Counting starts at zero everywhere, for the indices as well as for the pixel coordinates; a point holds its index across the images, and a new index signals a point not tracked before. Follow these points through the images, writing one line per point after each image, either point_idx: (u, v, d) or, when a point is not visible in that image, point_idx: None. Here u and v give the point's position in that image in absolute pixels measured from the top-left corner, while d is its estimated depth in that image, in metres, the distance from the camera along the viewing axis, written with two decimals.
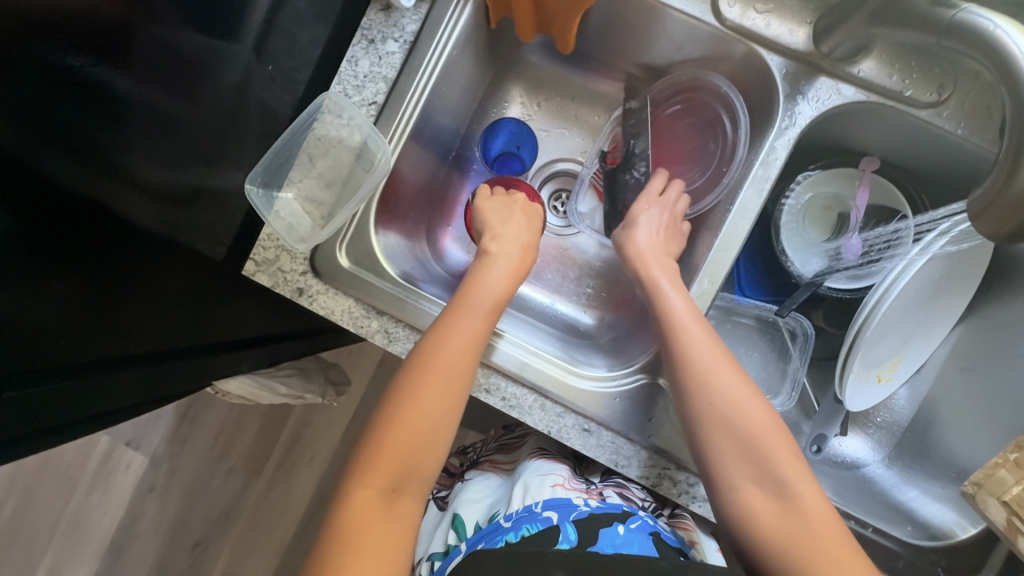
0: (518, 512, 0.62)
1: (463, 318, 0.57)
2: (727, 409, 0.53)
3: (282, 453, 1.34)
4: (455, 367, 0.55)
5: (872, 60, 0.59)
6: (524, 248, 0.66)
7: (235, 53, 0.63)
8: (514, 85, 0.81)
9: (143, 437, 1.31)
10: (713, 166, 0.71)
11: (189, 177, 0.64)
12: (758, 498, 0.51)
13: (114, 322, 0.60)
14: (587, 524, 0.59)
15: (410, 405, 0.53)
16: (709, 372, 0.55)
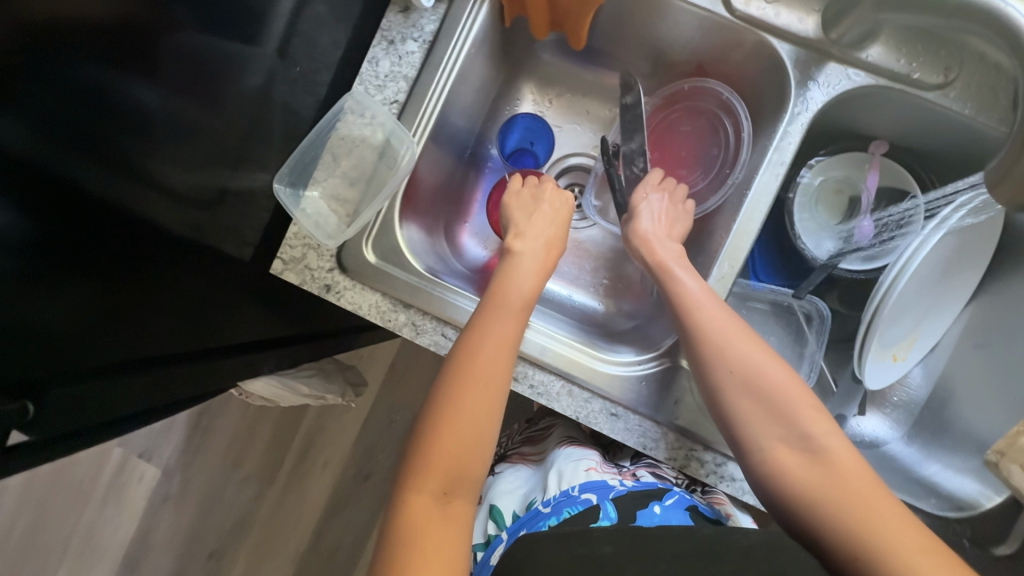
0: (557, 497, 0.65)
1: (499, 319, 0.58)
2: (745, 371, 0.54)
3: (297, 457, 1.34)
4: (493, 365, 0.55)
5: (879, 44, 0.61)
6: (550, 245, 0.66)
7: (258, 56, 0.64)
8: (526, 82, 0.83)
9: (155, 448, 1.34)
10: (715, 169, 0.72)
11: (214, 179, 0.65)
12: (787, 455, 0.51)
13: (145, 323, 0.62)
14: (625, 503, 0.62)
15: (454, 411, 0.53)
16: (726, 342, 0.55)
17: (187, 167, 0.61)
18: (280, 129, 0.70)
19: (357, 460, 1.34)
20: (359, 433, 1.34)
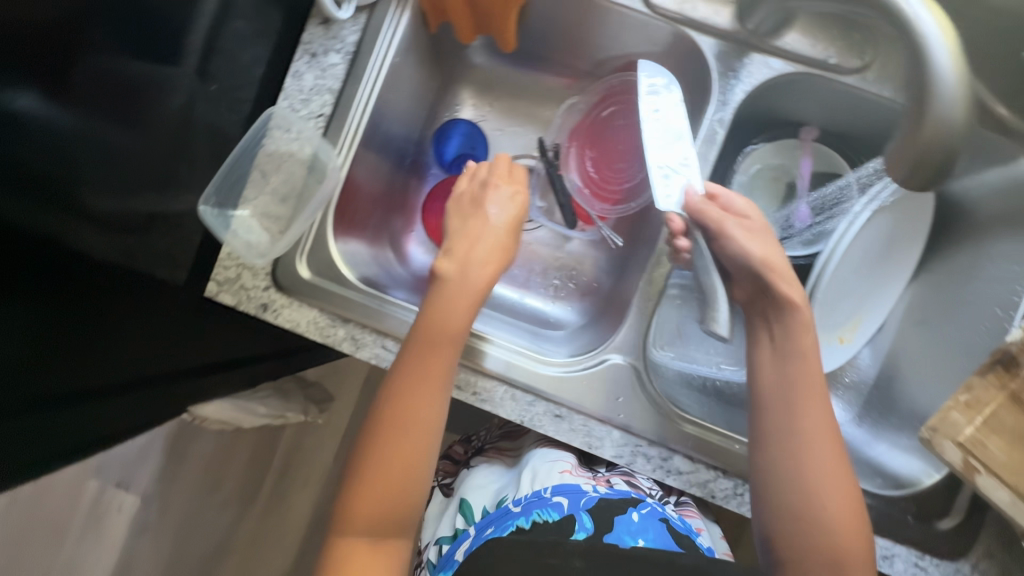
0: (528, 498, 0.67)
1: (434, 347, 0.57)
2: (796, 460, 0.55)
3: (276, 476, 1.33)
4: (425, 409, 0.56)
5: (795, 32, 0.62)
6: (493, 251, 0.61)
7: (179, 76, 0.62)
8: (463, 88, 0.83)
9: None
10: (650, 161, 0.73)
11: (141, 204, 0.63)
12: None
13: (92, 350, 0.61)
14: (599, 511, 0.66)
15: (387, 433, 0.56)
16: (802, 429, 0.55)
17: (113, 195, 0.59)
18: (207, 150, 0.69)
19: None
20: (337, 447, 1.33)
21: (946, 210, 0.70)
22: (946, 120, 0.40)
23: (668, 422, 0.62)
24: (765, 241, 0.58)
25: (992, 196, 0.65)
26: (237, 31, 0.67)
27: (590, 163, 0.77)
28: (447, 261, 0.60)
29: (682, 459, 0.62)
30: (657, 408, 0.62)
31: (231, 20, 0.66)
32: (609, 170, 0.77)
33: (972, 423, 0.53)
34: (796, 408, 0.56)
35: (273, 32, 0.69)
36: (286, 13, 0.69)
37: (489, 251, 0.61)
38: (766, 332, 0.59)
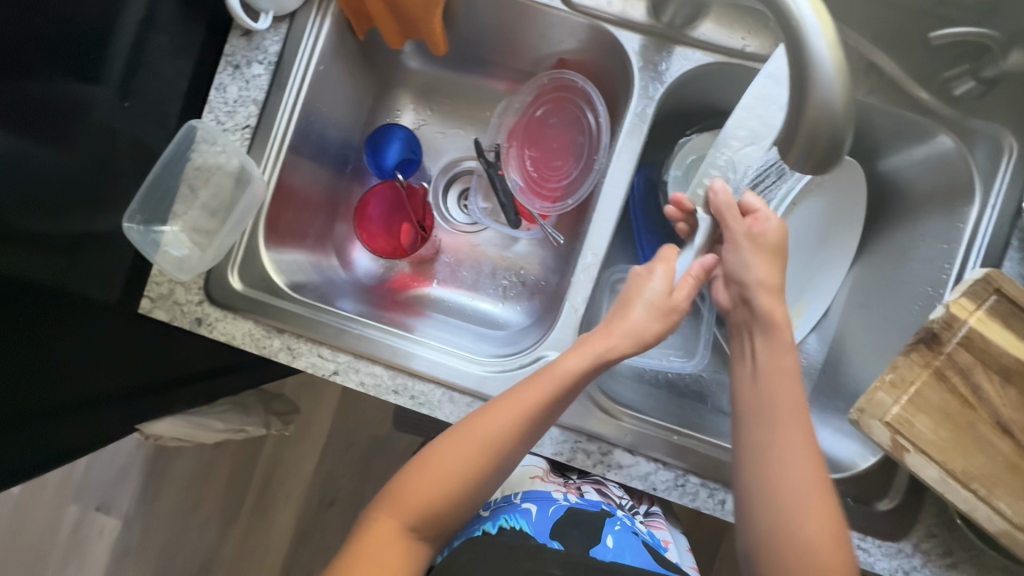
0: (497, 503, 0.68)
1: (493, 416, 0.55)
2: (801, 500, 0.52)
3: (257, 492, 1.31)
4: (461, 468, 0.55)
5: (709, 22, 0.63)
6: (639, 343, 0.56)
7: (100, 95, 0.60)
8: (402, 94, 0.83)
9: (113, 500, 1.31)
10: (585, 158, 0.72)
11: (72, 224, 0.60)
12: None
13: (40, 373, 0.59)
14: (566, 519, 0.66)
15: (421, 478, 0.56)
16: (780, 450, 0.54)
17: (44, 214, 0.57)
18: (136, 169, 0.67)
19: (318, 489, 1.30)
20: (318, 460, 1.30)
21: (882, 188, 0.70)
22: (825, 104, 0.39)
23: (605, 416, 0.62)
24: (773, 250, 0.58)
25: (922, 170, 0.64)
26: (161, 46, 0.64)
27: (530, 162, 0.75)
28: (613, 349, 0.56)
29: (622, 453, 0.62)
30: (591, 402, 0.63)
31: (156, 34, 0.64)
32: (546, 168, 0.75)
33: (898, 402, 0.53)
34: (768, 420, 0.55)
35: (197, 47, 0.68)
36: (209, 27, 0.69)
37: (631, 344, 0.56)
38: (748, 331, 0.59)
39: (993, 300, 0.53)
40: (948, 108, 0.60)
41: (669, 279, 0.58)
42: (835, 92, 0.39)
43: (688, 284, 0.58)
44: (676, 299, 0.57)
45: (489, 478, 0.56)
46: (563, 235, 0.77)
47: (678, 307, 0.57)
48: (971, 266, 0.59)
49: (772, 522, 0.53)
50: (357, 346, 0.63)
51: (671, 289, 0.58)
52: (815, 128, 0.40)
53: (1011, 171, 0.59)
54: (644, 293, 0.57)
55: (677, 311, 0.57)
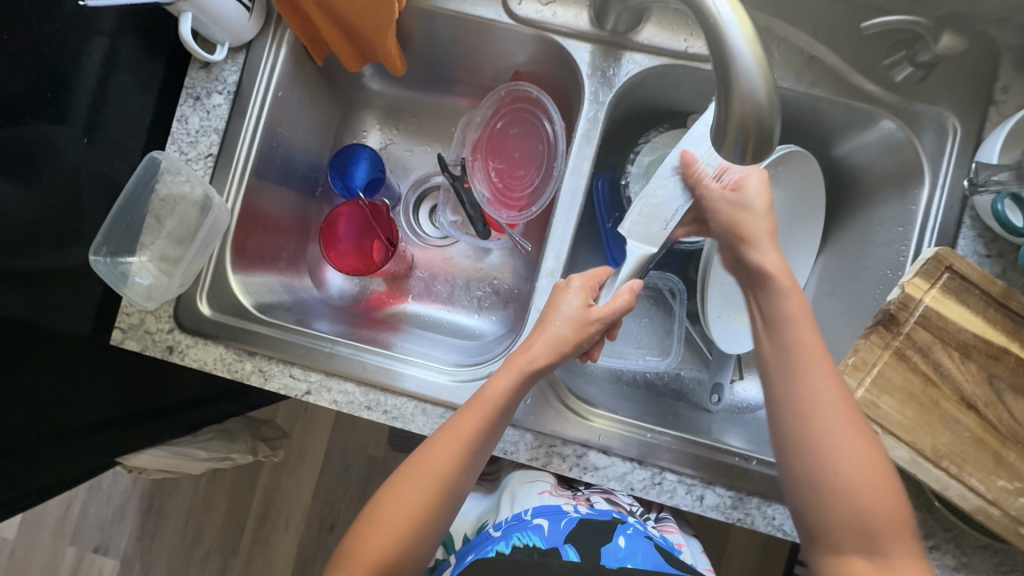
0: (507, 522, 0.67)
1: (435, 452, 0.56)
2: (835, 445, 0.50)
3: (256, 522, 1.29)
4: (422, 501, 0.56)
5: (651, 26, 0.64)
6: (558, 350, 0.57)
7: (66, 135, 0.61)
8: (368, 115, 0.85)
9: (112, 539, 1.30)
10: (545, 165, 0.74)
11: (40, 259, 0.61)
12: (859, 562, 0.50)
13: (17, 404, 0.60)
14: (579, 531, 0.64)
15: (371, 534, 0.55)
16: (807, 398, 0.52)
17: (13, 253, 0.58)
18: (105, 204, 0.68)
19: (318, 513, 1.29)
20: (315, 484, 1.29)
21: (841, 177, 0.71)
22: (750, 97, 0.40)
23: (577, 419, 0.63)
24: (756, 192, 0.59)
25: (874, 155, 0.65)
26: (124, 83, 0.66)
27: (495, 174, 0.76)
28: (534, 363, 0.57)
29: (597, 454, 0.62)
30: (562, 404, 0.63)
31: (117, 72, 0.65)
32: (510, 178, 0.76)
33: (862, 384, 0.53)
34: (798, 373, 0.53)
35: (159, 83, 0.70)
36: (170, 62, 0.70)
37: (549, 353, 0.57)
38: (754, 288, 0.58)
39: (946, 277, 0.54)
40: (891, 95, 0.61)
41: (586, 292, 0.59)
42: (759, 85, 0.40)
43: (614, 303, 0.59)
44: (593, 312, 0.58)
45: (440, 516, 0.57)
46: (532, 243, 0.79)
47: (596, 318, 0.58)
48: (926, 246, 0.60)
49: (813, 468, 0.51)
50: (328, 364, 0.64)
51: (591, 303, 0.59)
52: (744, 121, 0.41)
53: (956, 151, 0.60)
54: (561, 308, 0.58)
55: (595, 324, 0.58)
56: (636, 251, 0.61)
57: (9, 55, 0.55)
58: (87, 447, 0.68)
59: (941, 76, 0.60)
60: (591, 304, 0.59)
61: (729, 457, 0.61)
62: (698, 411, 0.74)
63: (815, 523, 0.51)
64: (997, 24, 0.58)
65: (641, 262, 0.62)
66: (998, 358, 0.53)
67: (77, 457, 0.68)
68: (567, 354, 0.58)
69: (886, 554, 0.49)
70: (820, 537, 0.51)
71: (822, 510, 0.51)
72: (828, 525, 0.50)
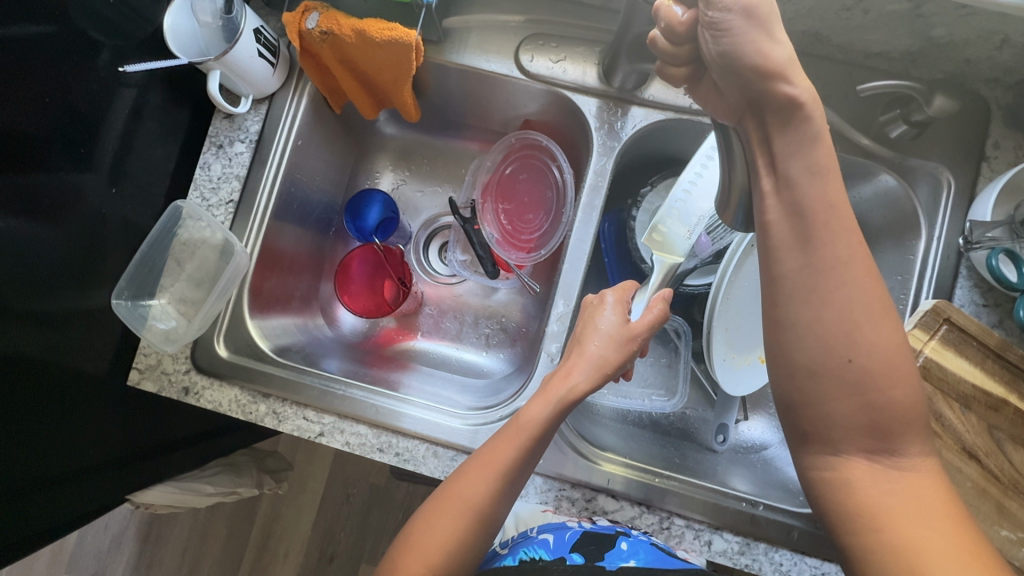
0: (516, 539, 0.62)
1: (470, 480, 0.54)
2: (851, 326, 0.41)
3: (255, 552, 1.28)
4: (454, 537, 0.53)
5: (657, 83, 0.68)
6: (600, 373, 0.55)
7: (92, 181, 0.63)
8: (381, 158, 0.87)
9: (109, 567, 1.29)
10: (554, 210, 0.76)
11: (63, 302, 0.62)
12: (859, 463, 0.42)
13: (34, 442, 0.61)
14: (585, 544, 0.58)
15: (405, 561, 0.53)
16: (839, 277, 0.41)
17: (38, 297, 0.60)
18: (125, 247, 0.69)
19: (318, 544, 1.28)
20: (316, 514, 1.28)
21: None
22: (740, 181, 0.47)
23: (586, 462, 0.64)
24: (818, 140, 0.41)
25: (872, 206, 0.68)
26: (150, 131, 0.68)
27: (505, 217, 0.78)
28: (575, 389, 0.55)
29: (606, 498, 0.63)
30: (571, 448, 0.64)
31: (143, 122, 0.67)
32: (519, 221, 0.78)
33: None
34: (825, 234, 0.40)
35: (183, 130, 0.72)
36: (194, 111, 0.73)
37: (590, 378, 0.55)
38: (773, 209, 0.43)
39: (944, 329, 0.55)
40: (888, 150, 0.63)
41: (622, 307, 0.58)
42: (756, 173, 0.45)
43: (648, 316, 0.57)
44: (633, 327, 0.57)
45: (476, 549, 0.54)
46: (539, 283, 0.81)
47: (637, 334, 0.57)
48: (923, 296, 0.62)
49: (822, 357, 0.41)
50: (340, 406, 0.65)
51: (628, 319, 0.58)
52: (737, 199, 0.47)
53: (951, 204, 0.62)
54: (598, 325, 0.57)
55: (636, 339, 0.57)
56: (661, 262, 0.62)
57: (44, 109, 0.57)
58: (93, 487, 0.69)
59: (937, 133, 0.63)
60: (628, 320, 0.58)
61: (736, 502, 0.62)
62: (704, 451, 0.75)
63: (816, 420, 0.42)
64: (988, 83, 0.63)
65: (667, 273, 0.62)
66: (997, 408, 0.55)
67: (80, 496, 0.68)
68: (609, 375, 0.56)
69: (896, 453, 0.41)
70: (822, 437, 0.43)
71: (833, 413, 0.42)
72: (835, 424, 0.42)
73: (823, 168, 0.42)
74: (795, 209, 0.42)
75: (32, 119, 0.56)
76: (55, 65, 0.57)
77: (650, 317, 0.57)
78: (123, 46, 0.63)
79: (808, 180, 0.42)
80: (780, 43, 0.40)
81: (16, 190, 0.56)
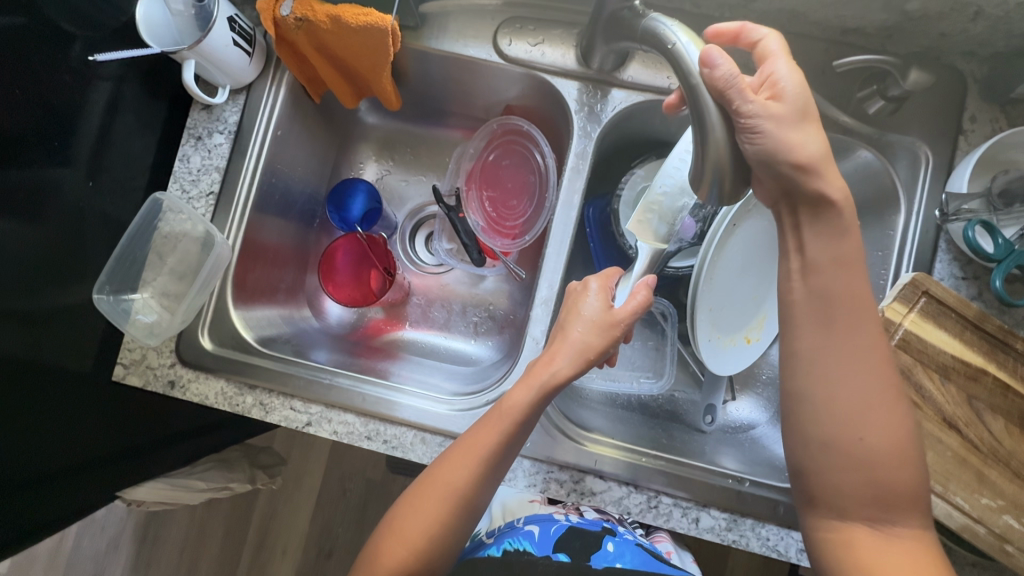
0: (501, 530, 0.67)
1: (452, 465, 0.55)
2: None
3: (253, 549, 1.28)
4: (435, 520, 0.54)
5: (636, 64, 0.67)
6: (582, 358, 0.55)
7: (70, 176, 0.63)
8: (364, 148, 0.87)
9: (106, 570, 1.29)
10: (538, 195, 0.76)
11: (45, 299, 0.62)
12: None
13: (21, 438, 0.61)
14: (569, 538, 0.64)
15: (388, 546, 0.55)
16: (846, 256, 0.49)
17: (18, 293, 0.59)
18: (106, 241, 0.69)
19: (316, 539, 1.28)
20: (313, 510, 1.28)
21: None
22: (725, 143, 0.45)
23: (575, 445, 0.64)
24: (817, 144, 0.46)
25: (853, 182, 0.68)
26: (127, 124, 0.68)
27: (489, 204, 0.78)
28: (556, 375, 0.55)
29: (594, 479, 0.63)
30: (559, 431, 0.64)
31: (120, 114, 0.67)
32: (504, 208, 0.78)
33: None
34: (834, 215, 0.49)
35: (161, 122, 0.72)
36: (172, 103, 0.72)
37: (572, 362, 0.55)
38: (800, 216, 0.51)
39: (923, 301, 0.56)
40: (867, 126, 0.64)
41: (605, 294, 0.58)
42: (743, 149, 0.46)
43: (632, 303, 0.57)
44: (615, 314, 0.57)
45: (458, 531, 0.55)
46: (525, 269, 0.81)
47: (619, 320, 0.57)
48: (904, 270, 0.62)
49: None
50: (328, 395, 0.65)
51: (611, 305, 0.58)
52: (719, 165, 0.45)
53: (929, 178, 0.62)
54: (581, 312, 0.57)
55: (619, 326, 0.57)
56: (648, 248, 0.63)
57: (17, 102, 0.56)
58: (83, 484, 0.69)
59: (914, 107, 0.63)
60: (611, 306, 0.58)
61: (723, 479, 0.63)
62: (692, 432, 0.75)
63: None
64: (963, 57, 0.63)
65: (652, 258, 0.63)
66: (976, 378, 0.55)
67: (73, 492, 0.68)
68: (592, 361, 0.56)
69: None
70: None
71: None
72: None
73: (825, 176, 0.47)
74: (808, 204, 0.49)
75: (5, 113, 0.55)
76: (26, 58, 0.56)
77: (637, 302, 0.57)
78: (95, 37, 0.62)
79: (813, 180, 0.47)
80: (787, 64, 0.46)
81: None
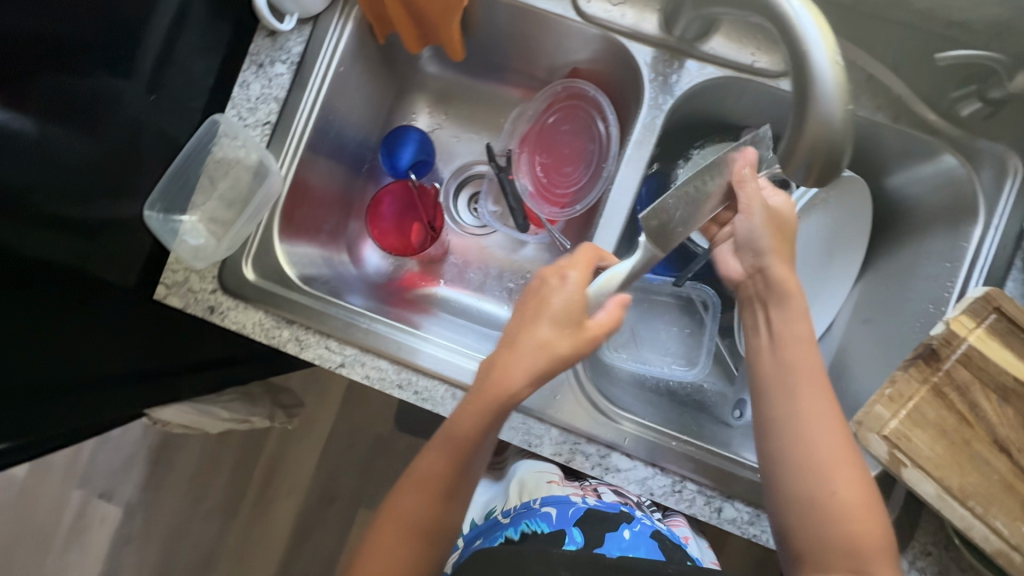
0: (518, 510, 0.69)
1: (410, 494, 0.52)
2: None
3: (260, 485, 1.31)
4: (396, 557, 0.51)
5: (720, 37, 0.65)
6: (541, 372, 0.49)
7: (131, 90, 0.62)
8: (419, 98, 0.85)
9: (117, 488, 1.33)
10: (594, 165, 0.74)
11: (95, 209, 0.62)
12: None
13: (70, 342, 0.62)
14: (591, 526, 0.64)
15: None
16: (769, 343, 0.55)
17: (73, 200, 0.59)
18: (159, 159, 0.69)
19: (322, 483, 1.31)
20: (321, 456, 1.31)
21: (890, 206, 0.69)
22: (825, 120, 0.41)
23: (605, 419, 0.63)
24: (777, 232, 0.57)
25: (928, 189, 0.65)
26: (190, 43, 0.67)
27: (541, 169, 0.76)
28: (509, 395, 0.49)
29: (620, 456, 0.62)
30: (591, 404, 0.63)
31: (186, 31, 0.66)
32: (557, 174, 0.76)
33: (896, 416, 0.53)
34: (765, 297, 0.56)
35: (223, 45, 0.71)
36: (236, 27, 0.71)
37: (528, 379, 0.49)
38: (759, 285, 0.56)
39: (993, 317, 0.54)
40: (955, 129, 0.61)
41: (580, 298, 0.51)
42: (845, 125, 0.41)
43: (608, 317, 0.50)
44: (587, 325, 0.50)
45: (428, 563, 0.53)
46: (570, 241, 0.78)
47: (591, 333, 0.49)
48: (973, 284, 0.59)
49: None
50: (363, 339, 0.65)
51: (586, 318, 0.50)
52: (815, 145, 0.42)
53: (1015, 191, 0.59)
54: (545, 309, 0.50)
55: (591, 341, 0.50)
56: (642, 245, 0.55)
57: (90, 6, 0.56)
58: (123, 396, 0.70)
59: (1008, 115, 0.60)
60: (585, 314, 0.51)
61: (752, 473, 0.62)
62: (719, 425, 0.72)
63: None
64: None
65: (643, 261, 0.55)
66: None
67: (112, 401, 0.68)
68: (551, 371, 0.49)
69: None
70: None
71: None
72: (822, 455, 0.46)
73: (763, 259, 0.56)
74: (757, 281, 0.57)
75: (79, 16, 0.55)
76: None
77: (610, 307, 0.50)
78: None
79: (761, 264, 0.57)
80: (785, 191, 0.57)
81: (59, 88, 0.55)
